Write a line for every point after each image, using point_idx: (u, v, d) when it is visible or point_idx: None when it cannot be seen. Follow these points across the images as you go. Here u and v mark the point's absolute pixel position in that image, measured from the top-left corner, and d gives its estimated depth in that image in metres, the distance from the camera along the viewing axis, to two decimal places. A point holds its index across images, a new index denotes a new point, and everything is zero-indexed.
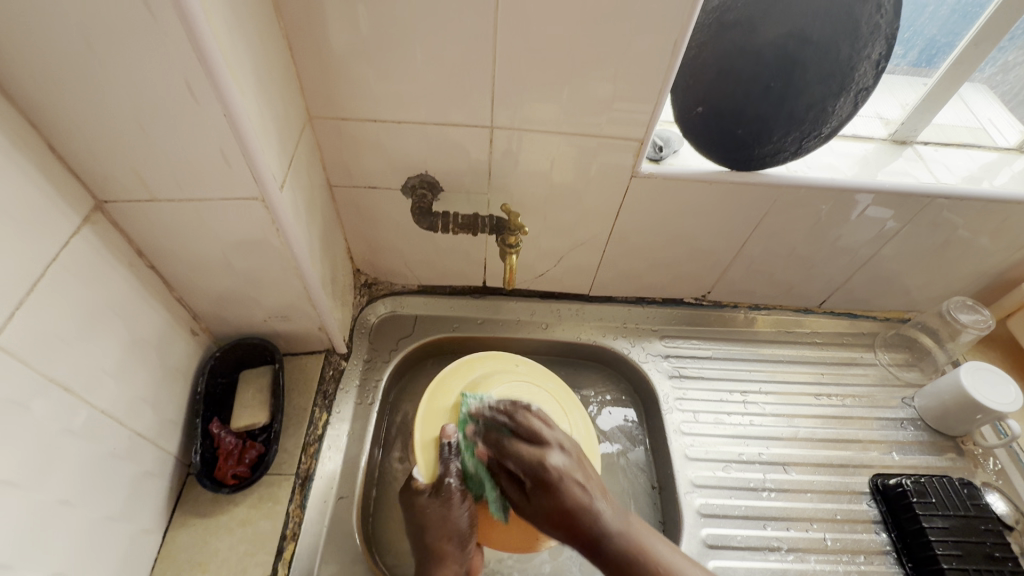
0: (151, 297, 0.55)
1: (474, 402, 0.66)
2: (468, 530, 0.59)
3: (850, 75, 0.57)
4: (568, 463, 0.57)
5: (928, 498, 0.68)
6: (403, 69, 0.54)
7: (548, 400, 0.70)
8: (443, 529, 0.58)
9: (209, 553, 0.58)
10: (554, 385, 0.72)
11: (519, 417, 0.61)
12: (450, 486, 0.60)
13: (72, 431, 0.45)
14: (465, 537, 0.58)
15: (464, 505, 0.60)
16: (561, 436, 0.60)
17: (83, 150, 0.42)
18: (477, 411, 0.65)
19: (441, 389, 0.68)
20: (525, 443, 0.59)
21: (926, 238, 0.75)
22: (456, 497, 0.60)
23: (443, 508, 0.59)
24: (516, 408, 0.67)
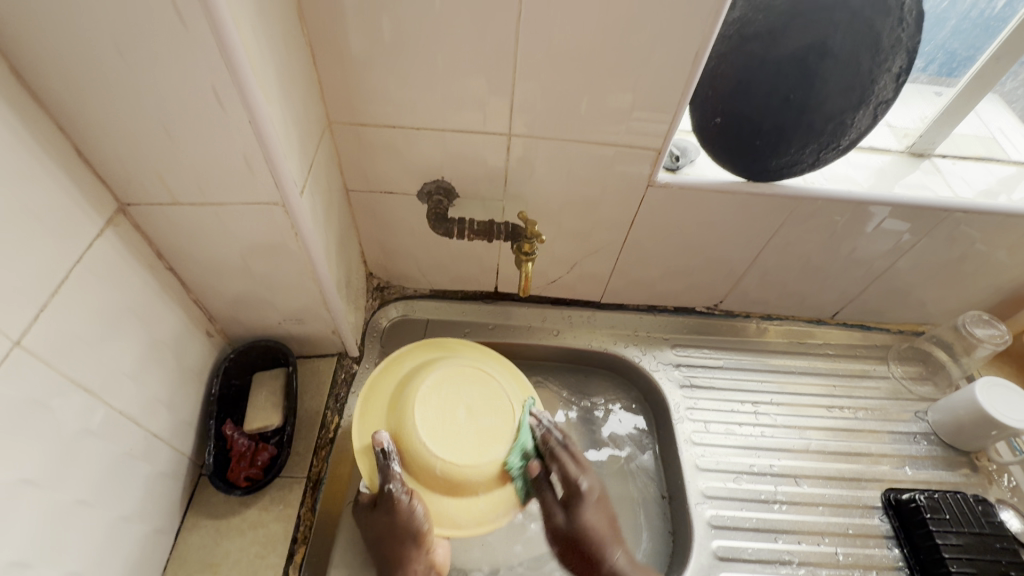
0: (169, 299, 0.55)
1: (413, 391, 0.63)
2: (424, 530, 0.57)
3: (870, 88, 0.57)
4: (597, 489, 0.64)
5: (942, 515, 0.68)
6: (423, 77, 0.54)
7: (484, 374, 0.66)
8: (395, 533, 0.57)
9: (221, 555, 0.58)
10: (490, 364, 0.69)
11: (563, 441, 0.64)
12: (391, 493, 0.57)
13: (91, 432, 0.46)
14: (420, 538, 0.57)
15: (412, 504, 0.57)
16: (595, 479, 0.65)
17: (109, 153, 0.43)
18: (415, 399, 0.62)
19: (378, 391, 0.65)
20: (571, 463, 0.64)
21: (943, 251, 0.74)
22: (404, 502, 0.57)
23: (389, 513, 0.57)
24: (454, 396, 0.63)
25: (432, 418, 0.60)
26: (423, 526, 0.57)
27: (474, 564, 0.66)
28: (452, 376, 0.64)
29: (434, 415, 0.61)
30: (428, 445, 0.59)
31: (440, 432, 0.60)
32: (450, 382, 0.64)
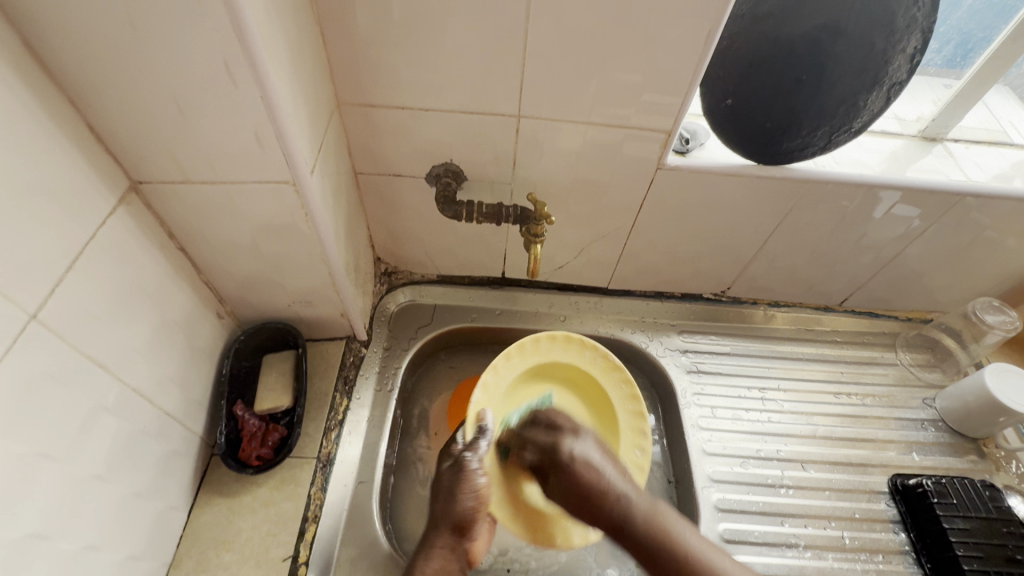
0: (180, 279, 0.56)
1: (565, 379, 0.73)
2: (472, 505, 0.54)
3: (884, 68, 0.57)
4: (587, 453, 0.53)
5: (949, 499, 0.67)
6: (433, 56, 0.54)
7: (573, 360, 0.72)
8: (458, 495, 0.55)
9: (232, 533, 0.58)
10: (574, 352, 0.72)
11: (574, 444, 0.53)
12: (466, 459, 0.57)
13: (106, 408, 0.46)
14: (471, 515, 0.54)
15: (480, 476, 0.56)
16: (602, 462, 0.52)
17: (122, 130, 0.43)
18: (564, 392, 0.72)
19: (546, 351, 0.72)
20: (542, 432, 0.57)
21: (953, 237, 0.74)
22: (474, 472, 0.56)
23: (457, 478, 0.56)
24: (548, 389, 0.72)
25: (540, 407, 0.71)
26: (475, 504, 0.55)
27: None
28: (592, 387, 0.72)
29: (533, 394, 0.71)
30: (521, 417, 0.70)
31: (527, 417, 0.70)
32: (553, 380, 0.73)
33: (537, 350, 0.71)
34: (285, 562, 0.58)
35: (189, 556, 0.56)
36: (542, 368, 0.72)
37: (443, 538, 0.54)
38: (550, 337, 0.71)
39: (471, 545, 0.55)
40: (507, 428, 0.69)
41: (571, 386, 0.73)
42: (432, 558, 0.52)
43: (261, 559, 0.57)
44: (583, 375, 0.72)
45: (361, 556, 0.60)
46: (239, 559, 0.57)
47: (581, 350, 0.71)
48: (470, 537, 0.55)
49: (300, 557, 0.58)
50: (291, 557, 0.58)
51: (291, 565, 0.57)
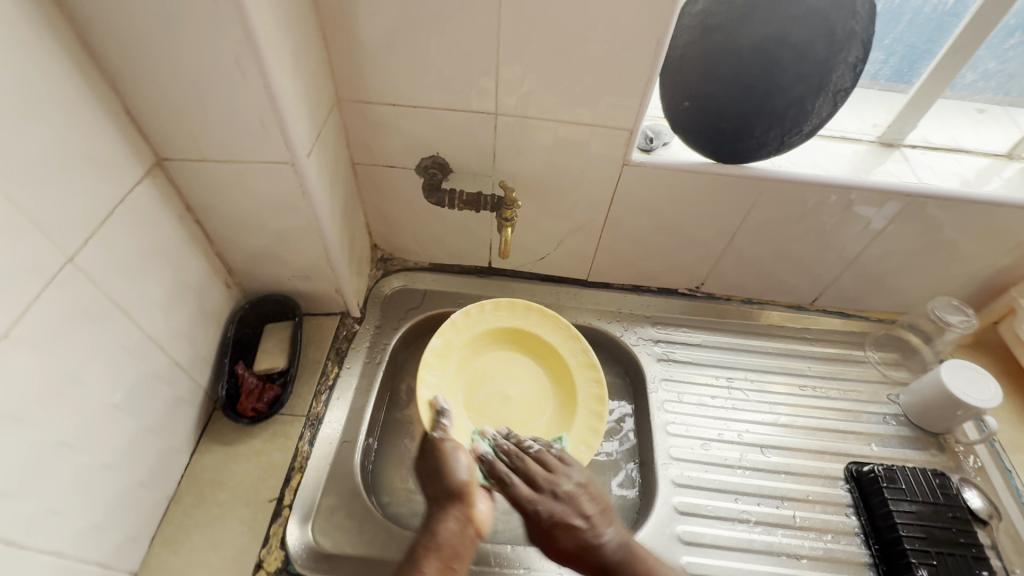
0: (195, 247, 0.64)
1: (501, 340, 0.79)
2: (463, 479, 0.60)
3: (828, 76, 0.62)
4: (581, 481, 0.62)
5: (898, 484, 0.70)
6: (419, 59, 0.62)
7: (504, 320, 0.79)
8: (439, 474, 0.61)
9: (227, 475, 0.65)
10: (499, 313, 0.79)
11: (542, 446, 0.66)
12: (438, 440, 0.64)
13: (124, 348, 0.54)
14: (461, 488, 0.59)
15: (457, 451, 0.62)
16: (581, 475, 0.63)
17: (150, 113, 0.51)
18: (507, 351, 0.79)
19: (472, 325, 0.78)
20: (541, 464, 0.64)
21: (911, 237, 0.78)
22: (449, 449, 0.62)
23: (434, 460, 0.63)
24: (487, 363, 0.78)
25: (493, 372, 0.77)
26: (461, 478, 0.60)
27: None
28: (530, 337, 0.79)
29: (476, 373, 0.77)
30: (476, 392, 0.75)
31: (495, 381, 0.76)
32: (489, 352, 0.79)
33: (465, 327, 0.77)
34: (271, 503, 0.64)
35: (187, 493, 0.63)
36: (480, 337, 0.78)
37: (443, 509, 0.58)
38: (468, 310, 0.78)
39: (473, 509, 0.58)
40: (473, 391, 0.75)
41: (507, 344, 0.80)
42: (444, 522, 0.56)
43: (251, 500, 0.64)
44: (513, 331, 0.79)
45: (340, 504, 0.66)
46: (231, 497, 0.64)
47: (502, 309, 0.79)
48: (471, 501, 0.58)
49: (284, 500, 0.65)
50: (277, 499, 0.64)
51: (276, 507, 0.64)
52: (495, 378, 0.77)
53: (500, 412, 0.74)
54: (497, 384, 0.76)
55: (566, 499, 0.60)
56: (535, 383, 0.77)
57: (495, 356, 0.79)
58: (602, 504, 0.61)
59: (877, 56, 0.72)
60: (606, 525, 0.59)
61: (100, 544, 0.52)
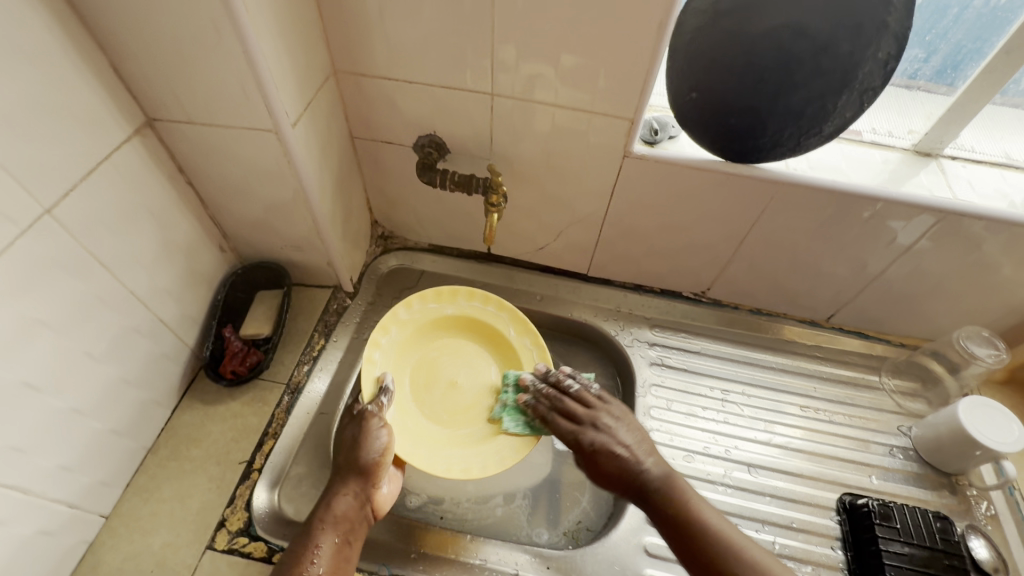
0: (186, 210, 0.65)
1: (451, 323, 0.77)
2: (375, 459, 0.60)
3: (853, 73, 0.57)
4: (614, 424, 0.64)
5: (893, 523, 0.65)
6: (413, 36, 0.60)
7: (449, 302, 0.77)
8: (354, 447, 0.61)
9: (203, 433, 0.67)
10: (444, 296, 0.77)
11: (580, 386, 0.67)
12: (366, 412, 0.64)
13: (103, 301, 0.55)
14: (370, 465, 0.60)
15: (380, 429, 0.62)
16: (619, 409, 0.66)
17: (137, 72, 0.52)
18: (457, 333, 0.77)
19: (422, 311, 0.77)
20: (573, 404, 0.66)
21: (941, 257, 0.70)
22: (372, 423, 0.63)
23: (356, 429, 0.63)
24: (437, 348, 0.76)
25: (444, 353, 0.76)
26: (371, 457, 0.60)
27: (419, 489, 0.72)
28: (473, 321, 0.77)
29: (424, 357, 0.75)
30: (425, 375, 0.74)
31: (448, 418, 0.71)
32: (439, 335, 0.77)
33: (412, 312, 0.76)
34: (241, 465, 0.66)
35: (164, 447, 0.66)
36: (428, 322, 0.77)
37: (347, 482, 0.59)
38: (418, 296, 0.76)
39: (374, 491, 0.60)
40: (434, 348, 0.76)
41: (456, 326, 0.77)
42: (340, 496, 0.58)
43: (222, 459, 0.66)
44: (462, 317, 0.77)
45: (307, 474, 0.67)
46: (203, 455, 0.66)
47: (453, 298, 0.77)
48: (372, 479, 0.60)
49: (254, 464, 0.66)
50: (247, 462, 0.66)
51: (245, 469, 0.65)
52: (445, 360, 0.75)
53: (440, 363, 0.75)
54: (444, 365, 0.75)
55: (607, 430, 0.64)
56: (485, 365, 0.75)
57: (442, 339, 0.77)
58: (644, 436, 0.64)
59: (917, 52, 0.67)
60: (647, 456, 0.62)
61: (66, 484, 0.54)
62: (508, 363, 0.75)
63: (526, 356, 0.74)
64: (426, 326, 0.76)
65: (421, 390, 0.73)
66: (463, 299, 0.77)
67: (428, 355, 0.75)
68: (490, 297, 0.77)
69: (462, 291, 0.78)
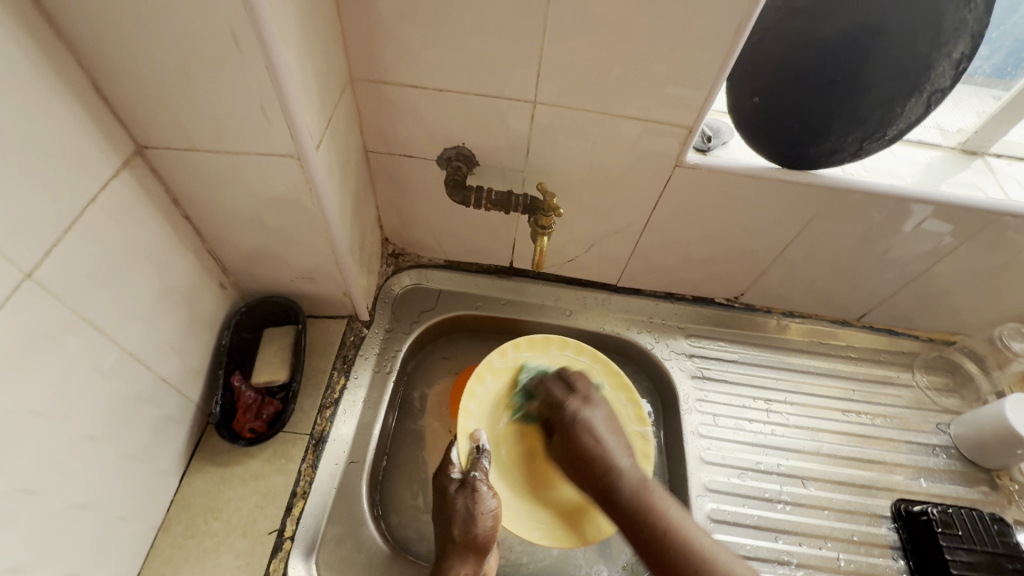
0: (184, 247, 0.56)
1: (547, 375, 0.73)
2: (489, 532, 0.59)
3: (925, 74, 0.53)
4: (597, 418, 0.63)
5: (955, 530, 0.65)
6: (448, 39, 0.53)
7: (548, 354, 0.72)
8: (471, 521, 0.58)
9: (222, 501, 0.60)
10: (545, 342, 0.72)
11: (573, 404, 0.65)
12: (476, 480, 0.61)
13: (100, 371, 0.46)
14: (485, 539, 0.58)
15: (489, 498, 0.60)
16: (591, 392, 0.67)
17: (125, 92, 0.42)
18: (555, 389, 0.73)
19: (519, 359, 0.72)
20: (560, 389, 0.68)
21: (986, 258, 0.70)
22: (484, 493, 0.60)
23: (468, 499, 0.60)
24: (535, 398, 0.72)
25: None
26: (485, 533, 0.58)
27: None
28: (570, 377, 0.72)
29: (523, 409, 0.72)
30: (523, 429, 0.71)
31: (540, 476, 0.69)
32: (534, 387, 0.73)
33: (508, 360, 0.72)
34: (271, 535, 0.58)
35: (179, 522, 0.58)
36: (524, 372, 0.72)
37: (466, 560, 0.57)
38: (515, 344, 0.72)
39: (484, 565, 0.59)
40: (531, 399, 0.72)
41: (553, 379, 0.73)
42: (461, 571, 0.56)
43: (247, 530, 0.58)
44: (562, 371, 0.72)
45: (347, 535, 0.60)
46: (226, 527, 0.58)
47: (547, 348, 0.72)
48: (483, 555, 0.58)
49: (286, 532, 0.59)
50: (278, 531, 0.59)
51: (276, 539, 0.58)
52: (540, 414, 0.72)
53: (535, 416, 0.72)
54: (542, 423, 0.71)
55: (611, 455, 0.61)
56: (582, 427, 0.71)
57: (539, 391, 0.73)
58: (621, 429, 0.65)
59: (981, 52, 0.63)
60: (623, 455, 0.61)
61: None
62: None
63: (623, 414, 0.71)
64: (524, 375, 0.72)
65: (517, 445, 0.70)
66: (555, 349, 0.72)
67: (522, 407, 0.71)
68: (583, 349, 0.73)
69: (560, 341, 0.73)
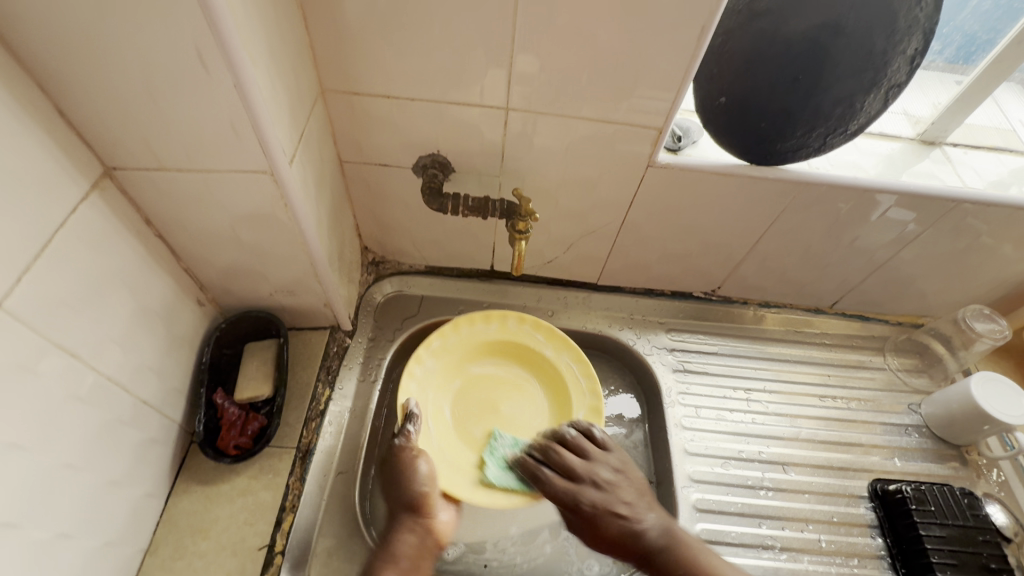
0: (159, 267, 0.55)
1: (492, 347, 0.75)
2: (423, 486, 0.60)
3: (883, 70, 0.55)
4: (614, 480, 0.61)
5: (928, 507, 0.69)
6: (419, 49, 0.53)
7: (490, 326, 0.75)
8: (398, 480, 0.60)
9: (209, 521, 0.59)
10: (486, 317, 0.75)
11: (577, 431, 0.65)
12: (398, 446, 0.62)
13: (78, 397, 0.46)
14: (418, 490, 0.59)
15: (418, 458, 0.61)
16: (619, 460, 0.64)
17: (90, 115, 0.42)
18: (500, 360, 0.75)
19: (459, 335, 0.74)
20: (571, 455, 0.63)
21: (949, 243, 0.72)
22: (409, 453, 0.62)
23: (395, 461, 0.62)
24: (476, 374, 0.73)
25: (483, 380, 0.73)
26: (418, 488, 0.59)
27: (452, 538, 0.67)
28: (514, 346, 0.75)
29: (467, 388, 0.72)
30: (469, 404, 0.71)
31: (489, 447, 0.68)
32: (476, 363, 0.74)
33: (449, 337, 0.73)
34: (261, 551, 0.58)
35: (165, 544, 0.57)
36: (468, 348, 0.74)
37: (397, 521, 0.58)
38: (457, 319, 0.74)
39: (434, 521, 0.59)
40: (473, 375, 0.73)
41: (496, 351, 0.75)
42: (402, 535, 0.57)
43: (237, 549, 0.58)
44: (506, 342, 0.75)
45: (338, 547, 0.60)
46: (215, 547, 0.58)
47: (490, 321, 0.75)
48: (429, 512, 0.59)
49: (276, 547, 0.58)
50: (268, 547, 0.58)
51: (266, 555, 0.58)
52: (483, 387, 0.73)
53: (479, 390, 0.72)
54: (485, 394, 0.72)
55: (606, 488, 0.61)
56: (530, 393, 0.73)
57: (483, 365, 0.74)
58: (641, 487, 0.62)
59: (934, 45, 0.69)
60: (646, 512, 0.59)
61: None
62: (550, 381, 0.73)
63: (568, 371, 0.73)
64: (465, 350, 0.74)
65: (460, 419, 0.70)
66: (500, 320, 0.75)
67: (462, 383, 0.72)
68: (526, 318, 0.75)
69: (528, 317, 0.75)
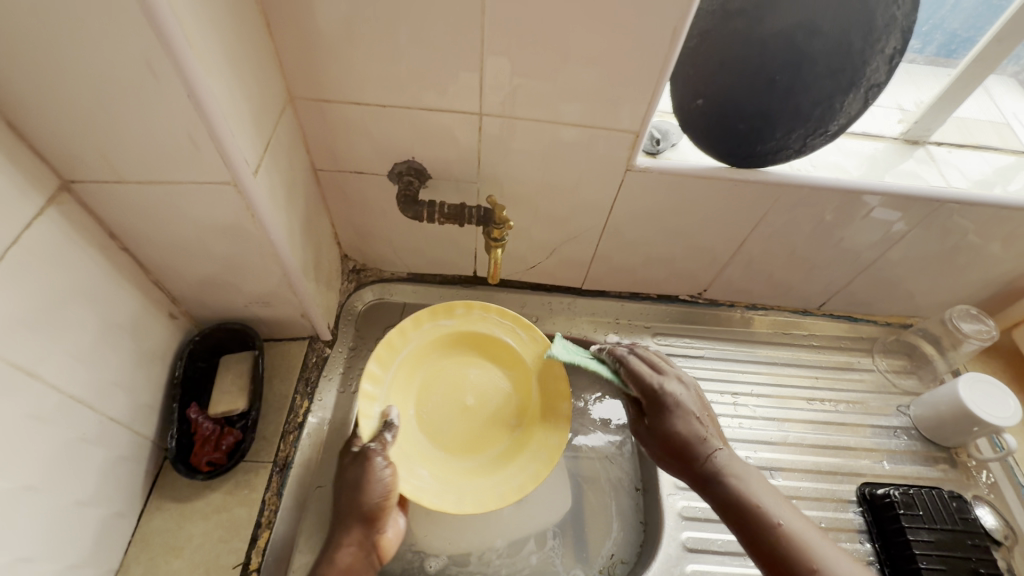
0: (126, 280, 0.54)
1: (436, 349, 0.70)
2: (384, 492, 0.56)
3: (861, 70, 0.54)
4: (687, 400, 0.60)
5: (916, 511, 0.67)
6: (388, 55, 0.52)
7: (422, 329, 0.70)
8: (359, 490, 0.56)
9: (183, 539, 0.58)
10: (416, 325, 0.70)
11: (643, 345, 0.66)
12: (370, 451, 0.58)
13: (39, 417, 0.45)
14: (379, 496, 0.56)
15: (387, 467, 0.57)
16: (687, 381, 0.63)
17: (43, 128, 0.41)
18: (448, 356, 0.71)
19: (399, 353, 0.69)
20: (645, 367, 0.63)
21: (934, 243, 0.71)
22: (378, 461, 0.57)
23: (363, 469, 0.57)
24: (428, 381, 0.70)
25: (440, 383, 0.70)
26: (379, 498, 0.56)
27: (429, 550, 0.66)
28: (456, 339, 0.71)
29: (426, 398, 0.69)
30: (433, 410, 0.68)
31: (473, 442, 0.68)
32: (424, 370, 0.70)
33: (391, 358, 0.68)
34: (235, 570, 0.57)
35: (137, 563, 0.56)
36: (412, 359, 0.69)
37: (351, 530, 0.55)
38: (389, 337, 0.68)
39: (381, 536, 0.57)
40: (427, 383, 0.70)
41: (441, 352, 0.71)
42: (344, 547, 0.54)
43: (210, 567, 0.57)
44: (448, 339, 0.71)
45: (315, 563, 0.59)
46: (189, 565, 0.57)
47: (422, 325, 0.70)
48: (376, 524, 0.56)
49: (250, 565, 0.57)
50: (242, 565, 0.57)
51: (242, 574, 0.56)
52: (442, 391, 0.70)
53: (440, 394, 0.69)
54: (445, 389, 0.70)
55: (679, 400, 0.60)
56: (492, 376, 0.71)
57: (428, 364, 0.70)
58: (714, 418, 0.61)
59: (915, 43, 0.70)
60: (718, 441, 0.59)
61: None
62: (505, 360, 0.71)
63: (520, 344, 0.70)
64: (409, 362, 0.69)
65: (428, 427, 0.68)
66: (432, 318, 0.70)
67: (416, 391, 0.69)
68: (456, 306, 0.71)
69: (459, 305, 0.71)
